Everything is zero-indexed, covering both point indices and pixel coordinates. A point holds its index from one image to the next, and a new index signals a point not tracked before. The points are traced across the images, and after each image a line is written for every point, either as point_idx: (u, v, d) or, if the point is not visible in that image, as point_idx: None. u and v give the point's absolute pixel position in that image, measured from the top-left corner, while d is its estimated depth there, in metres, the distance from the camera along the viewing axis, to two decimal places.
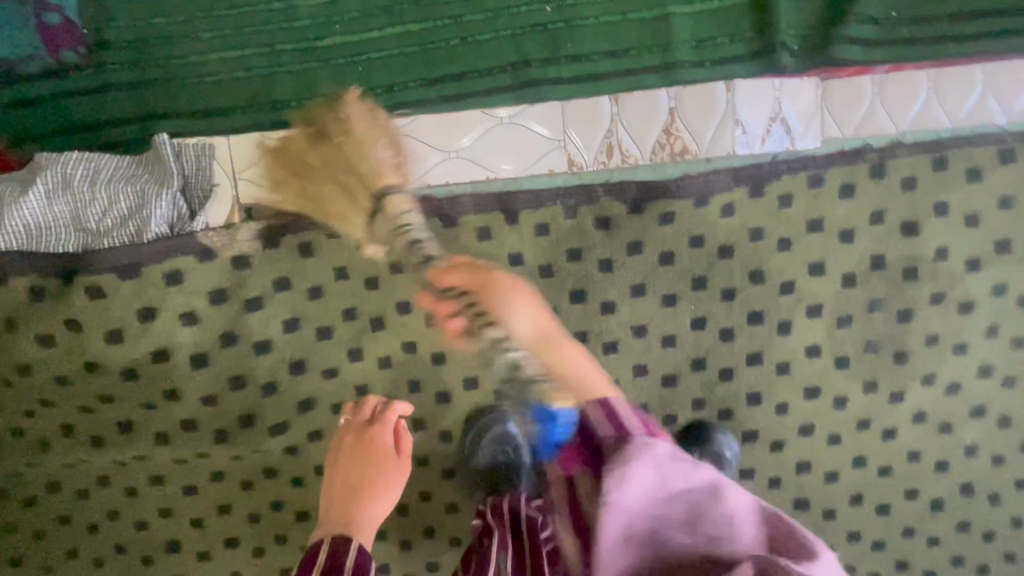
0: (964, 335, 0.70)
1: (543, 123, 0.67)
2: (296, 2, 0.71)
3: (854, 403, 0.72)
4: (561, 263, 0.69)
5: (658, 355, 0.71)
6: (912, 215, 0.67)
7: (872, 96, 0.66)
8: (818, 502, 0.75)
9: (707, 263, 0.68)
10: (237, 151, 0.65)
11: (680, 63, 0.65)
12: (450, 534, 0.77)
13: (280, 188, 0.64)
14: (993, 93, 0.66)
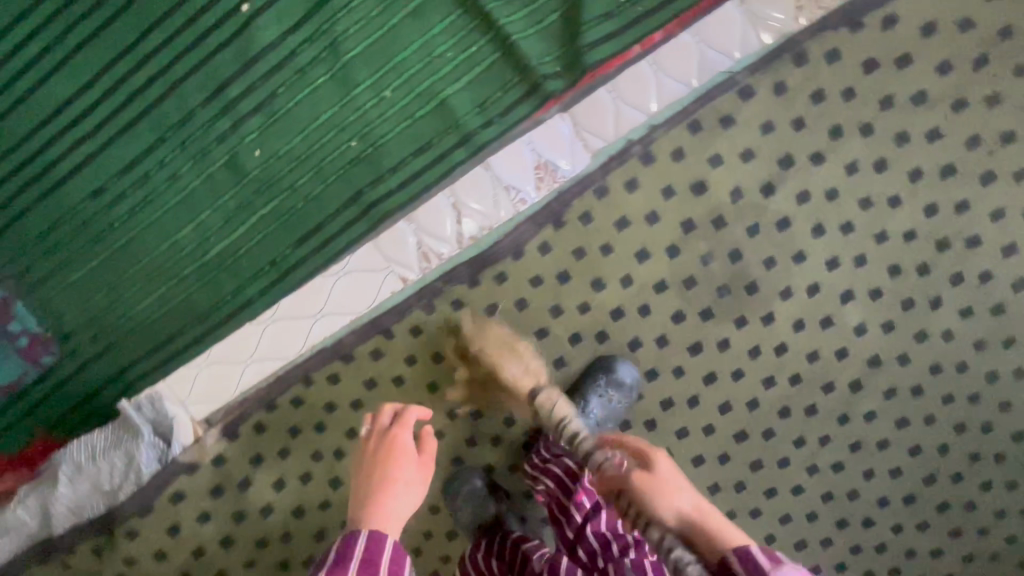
0: (798, 244, 0.77)
1: (369, 258, 0.83)
2: (177, 236, 0.89)
3: (736, 340, 0.81)
4: (445, 346, 0.84)
5: (557, 376, 0.83)
6: (693, 178, 0.76)
7: (612, 101, 0.76)
8: (755, 429, 0.84)
9: (553, 292, 0.81)
10: (175, 385, 0.83)
11: (474, 131, 0.81)
12: None
13: (219, 395, 0.84)
14: (711, 46, 0.72)
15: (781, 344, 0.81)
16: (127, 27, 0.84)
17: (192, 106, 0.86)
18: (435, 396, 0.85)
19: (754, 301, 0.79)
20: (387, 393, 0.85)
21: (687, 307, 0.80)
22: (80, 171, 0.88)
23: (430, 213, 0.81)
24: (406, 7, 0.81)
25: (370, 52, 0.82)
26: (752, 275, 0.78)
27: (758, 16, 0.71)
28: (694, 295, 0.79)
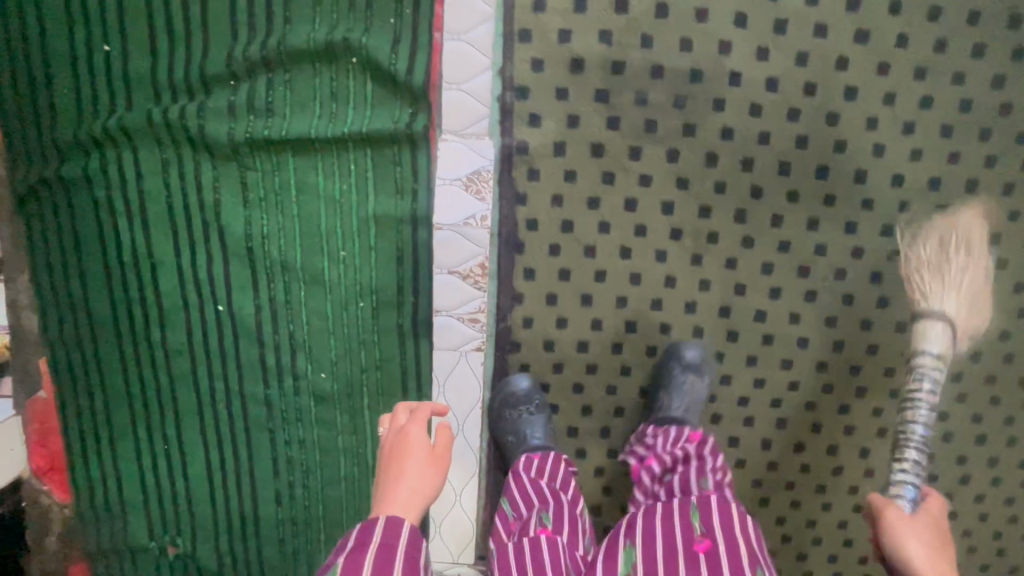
0: (687, 7, 0.73)
1: (446, 366, 0.84)
2: (341, 468, 1.07)
3: (732, 118, 0.77)
4: (554, 357, 0.86)
5: (645, 289, 0.84)
6: (565, 63, 0.75)
7: (459, 89, 0.77)
8: (824, 155, 0.79)
9: (575, 244, 0.81)
10: None
11: (410, 207, 0.78)
12: (763, 466, 0.93)
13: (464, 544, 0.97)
14: None
15: (769, 80, 0.76)
16: (189, 392, 1.05)
17: (264, 390, 1.04)
18: (588, 394, 0.88)
19: (709, 81, 0.75)
20: (558, 428, 0.89)
21: (669, 143, 0.78)
22: (258, 494, 1.08)
23: (443, 295, 0.82)
24: (294, 195, 0.96)
25: (308, 243, 0.98)
26: (686, 67, 0.75)
27: None
28: (664, 130, 0.77)
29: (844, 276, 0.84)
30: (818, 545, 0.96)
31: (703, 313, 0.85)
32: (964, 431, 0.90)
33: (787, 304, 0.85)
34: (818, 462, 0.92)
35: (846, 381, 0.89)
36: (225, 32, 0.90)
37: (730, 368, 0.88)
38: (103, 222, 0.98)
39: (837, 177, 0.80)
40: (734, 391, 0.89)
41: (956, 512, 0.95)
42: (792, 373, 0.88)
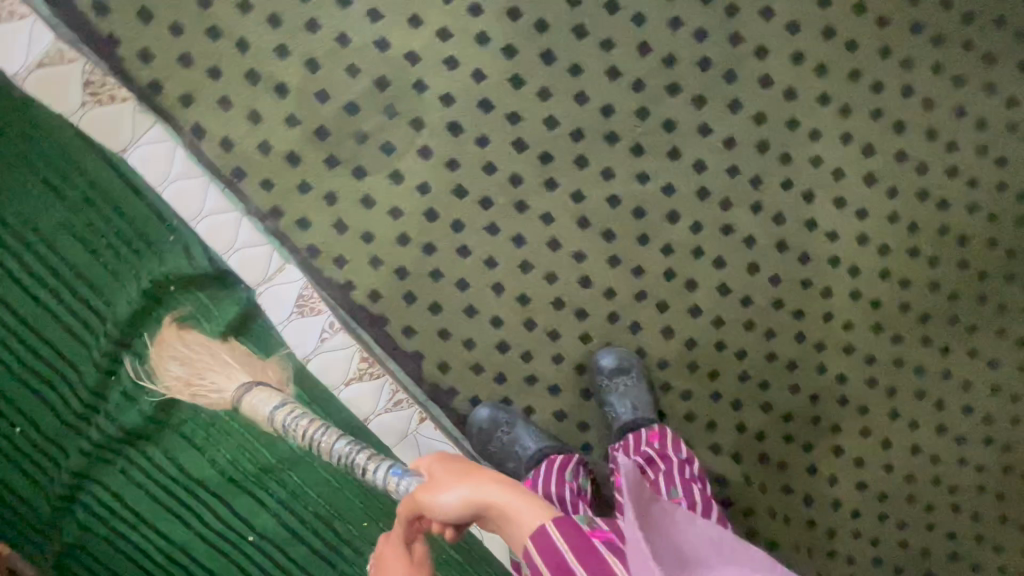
0: (326, 46, 0.75)
1: (411, 453, 0.85)
2: None
3: (438, 86, 0.77)
4: (490, 374, 0.86)
5: (506, 263, 0.83)
6: (283, 165, 0.77)
7: (235, 247, 0.81)
8: (535, 45, 0.77)
9: (420, 281, 0.82)
10: None
11: (290, 360, 0.81)
12: (738, 307, 0.88)
13: None
14: (169, 162, 0.78)
15: (438, 33, 0.76)
16: None
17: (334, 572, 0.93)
18: (543, 377, 0.87)
19: (393, 78, 0.77)
20: (546, 422, 0.88)
21: (414, 147, 0.79)
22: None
23: (359, 404, 0.83)
24: (222, 414, 0.85)
25: None
26: (370, 84, 0.76)
27: (135, 122, 0.76)
28: (399, 142, 0.78)
29: (648, 112, 0.80)
30: (848, 326, 0.90)
31: (567, 240, 0.83)
32: (874, 134, 0.84)
33: (626, 172, 0.82)
34: (779, 265, 0.87)
35: (735, 185, 0.83)
36: (15, 291, 0.78)
37: (633, 259, 0.85)
38: (79, 554, 0.87)
39: (562, 49, 0.78)
40: (655, 273, 0.85)
41: (941, 200, 0.87)
42: (685, 217, 0.84)
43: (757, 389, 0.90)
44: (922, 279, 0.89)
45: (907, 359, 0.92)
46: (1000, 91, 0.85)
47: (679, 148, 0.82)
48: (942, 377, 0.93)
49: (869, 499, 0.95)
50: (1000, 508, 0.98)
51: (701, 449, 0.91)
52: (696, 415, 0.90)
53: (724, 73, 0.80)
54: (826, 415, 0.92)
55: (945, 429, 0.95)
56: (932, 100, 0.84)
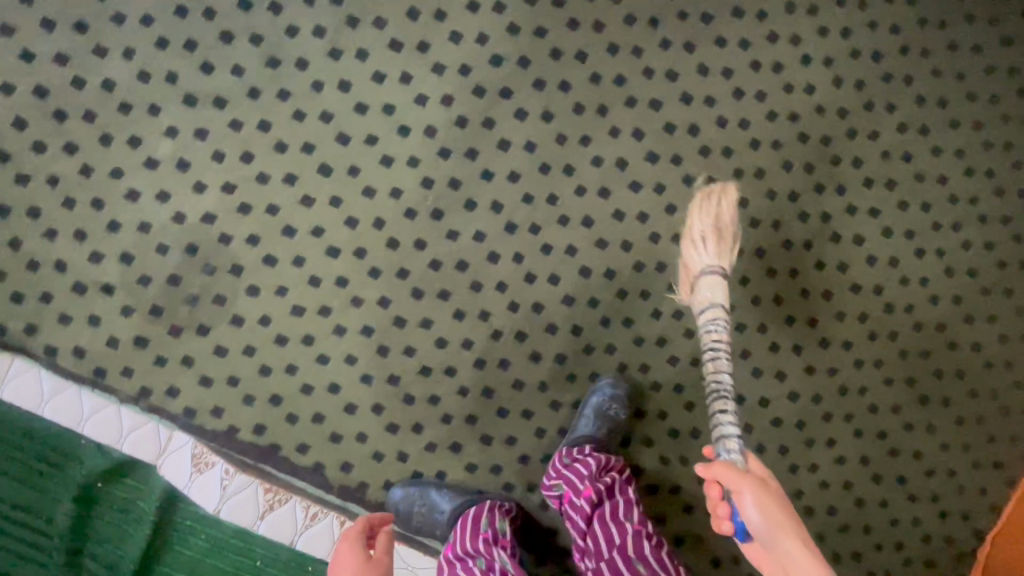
0: (132, 239, 0.84)
1: None
2: None
3: (241, 233, 0.85)
4: (390, 457, 0.91)
5: (365, 355, 0.89)
6: (135, 350, 0.85)
7: (121, 435, 0.87)
8: (310, 165, 0.86)
9: (294, 402, 0.88)
10: None
11: (206, 514, 0.88)
12: (587, 310, 0.93)
13: None
14: (38, 385, 0.85)
15: (223, 190, 0.84)
16: None
17: None
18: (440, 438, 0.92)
19: (200, 242, 0.85)
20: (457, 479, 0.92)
21: (242, 290, 0.86)
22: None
23: (280, 530, 0.89)
24: None
25: None
26: (183, 255, 0.85)
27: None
28: (227, 291, 0.86)
29: (431, 180, 0.88)
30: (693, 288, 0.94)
31: (410, 314, 0.90)
32: (639, 118, 0.90)
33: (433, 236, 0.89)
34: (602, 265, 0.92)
35: (536, 210, 0.90)
36: None
37: (475, 307, 0.91)
38: None
39: (333, 159, 0.86)
40: (500, 311, 0.92)
41: (728, 147, 0.92)
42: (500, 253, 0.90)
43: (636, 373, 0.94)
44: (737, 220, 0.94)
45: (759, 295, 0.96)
46: (730, 35, 0.91)
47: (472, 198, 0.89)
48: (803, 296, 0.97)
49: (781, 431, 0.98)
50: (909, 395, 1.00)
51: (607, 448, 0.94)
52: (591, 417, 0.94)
53: (482, 121, 0.88)
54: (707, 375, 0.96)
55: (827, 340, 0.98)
56: (679, 68, 0.90)
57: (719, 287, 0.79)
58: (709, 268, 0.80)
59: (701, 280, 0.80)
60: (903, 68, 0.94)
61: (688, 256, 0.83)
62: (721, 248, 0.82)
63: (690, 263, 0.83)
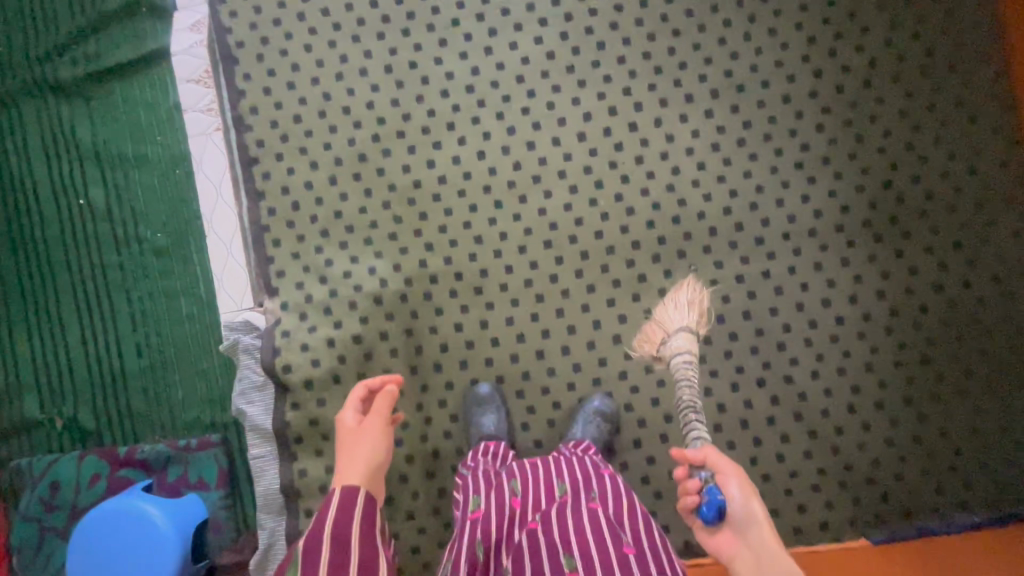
0: (268, 1, 1.16)
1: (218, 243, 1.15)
2: None
3: (279, 74, 1.15)
4: (347, 207, 1.14)
5: (316, 180, 1.15)
6: (228, 85, 1.16)
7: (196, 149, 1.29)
8: (352, 34, 1.15)
9: (307, 158, 1.15)
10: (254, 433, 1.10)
11: None
12: (571, 153, 1.12)
13: (346, 313, 1.10)
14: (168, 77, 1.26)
15: (306, 32, 1.16)
16: (159, 311, 1.31)
17: (189, 309, 1.30)
18: (394, 201, 1.14)
19: (234, 79, 1.16)
20: (374, 239, 1.13)
21: (315, 72, 1.15)
22: (196, 406, 1.30)
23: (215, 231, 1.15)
24: None
25: None
26: (232, 75, 1.15)
27: None
28: (244, 109, 1.15)
29: (382, 117, 1.14)
30: (634, 151, 1.11)
31: (343, 177, 1.14)
32: (657, 28, 1.13)
33: (444, 36, 1.15)
34: (560, 96, 1.13)
35: (472, 139, 1.13)
36: (54, 103, 1.34)
37: (481, 132, 1.13)
38: (34, 218, 1.33)
39: (345, 56, 1.15)
40: (495, 137, 1.13)
41: (730, 69, 1.11)
42: (494, 76, 1.14)
43: (546, 228, 1.12)
44: (680, 118, 1.11)
45: (683, 193, 1.10)
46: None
47: (436, 101, 1.14)
48: (731, 199, 1.10)
49: (643, 316, 1.11)
50: (781, 310, 1.08)
51: (476, 281, 1.12)
52: (497, 223, 1.12)
53: (500, 14, 1.15)
54: (596, 289, 1.11)
55: (712, 255, 1.09)
56: (713, 1, 1.12)
57: (688, 341, 0.98)
58: (682, 329, 0.99)
59: (675, 335, 0.99)
60: (890, 61, 1.09)
61: (664, 318, 1.02)
62: (687, 308, 1.02)
63: (666, 322, 1.02)
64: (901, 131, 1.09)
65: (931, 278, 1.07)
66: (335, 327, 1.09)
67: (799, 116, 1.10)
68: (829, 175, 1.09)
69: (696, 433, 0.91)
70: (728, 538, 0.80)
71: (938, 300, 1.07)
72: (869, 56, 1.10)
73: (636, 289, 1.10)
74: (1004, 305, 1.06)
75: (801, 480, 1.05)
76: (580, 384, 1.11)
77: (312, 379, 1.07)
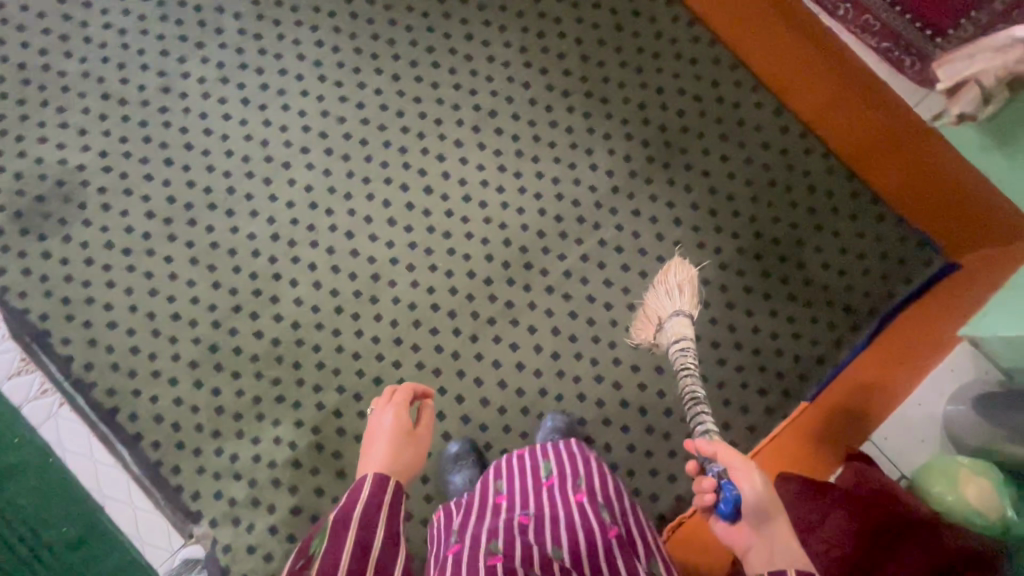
0: (54, 266, 1.18)
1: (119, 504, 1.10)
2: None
3: (99, 322, 1.16)
4: (225, 398, 1.14)
5: (183, 392, 1.14)
6: (54, 359, 1.15)
7: None
8: (147, 250, 1.18)
9: (164, 378, 1.15)
10: None
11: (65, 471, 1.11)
12: (392, 240, 1.20)
13: (272, 493, 1.08)
14: None
15: (104, 273, 1.18)
16: None
17: None
18: (264, 367, 1.16)
19: (58, 350, 1.15)
20: (265, 410, 1.14)
21: (132, 301, 1.17)
22: None
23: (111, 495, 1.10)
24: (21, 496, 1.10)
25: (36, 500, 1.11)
26: (54, 347, 1.15)
27: None
28: (82, 370, 1.14)
29: (213, 304, 1.17)
30: (441, 209, 1.20)
31: (206, 375, 1.15)
32: (400, 103, 1.23)
33: (229, 207, 1.20)
34: (355, 200, 1.21)
35: (303, 277, 1.19)
36: None
37: (306, 266, 1.19)
38: None
39: (151, 272, 1.18)
40: (321, 264, 1.19)
41: (477, 103, 1.23)
42: (289, 215, 1.20)
43: (408, 311, 1.18)
44: (461, 162, 1.22)
45: (498, 218, 1.20)
46: (458, 42, 1.25)
47: (253, 263, 1.19)
48: (538, 201, 1.21)
49: (529, 334, 1.18)
50: (630, 263, 1.20)
51: (375, 391, 1.15)
52: (364, 331, 1.17)
53: (266, 163, 1.21)
54: (478, 336, 1.18)
55: (552, 252, 1.20)
56: (431, 58, 1.24)
57: (686, 326, 1.02)
58: (677, 315, 1.02)
59: (670, 321, 1.03)
60: (590, 31, 1.25)
61: (658, 305, 1.07)
62: (683, 295, 1.04)
63: (661, 310, 1.05)
64: (630, 77, 1.24)
65: (722, 171, 1.22)
66: (270, 511, 1.07)
67: (550, 108, 1.23)
68: (600, 140, 1.23)
69: (700, 422, 0.92)
70: (748, 534, 0.72)
71: (737, 184, 1.22)
72: (573, 36, 1.25)
73: (510, 316, 1.18)
74: (787, 160, 1.21)
75: (729, 386, 1.14)
76: (514, 422, 1.16)
77: (274, 572, 1.05)
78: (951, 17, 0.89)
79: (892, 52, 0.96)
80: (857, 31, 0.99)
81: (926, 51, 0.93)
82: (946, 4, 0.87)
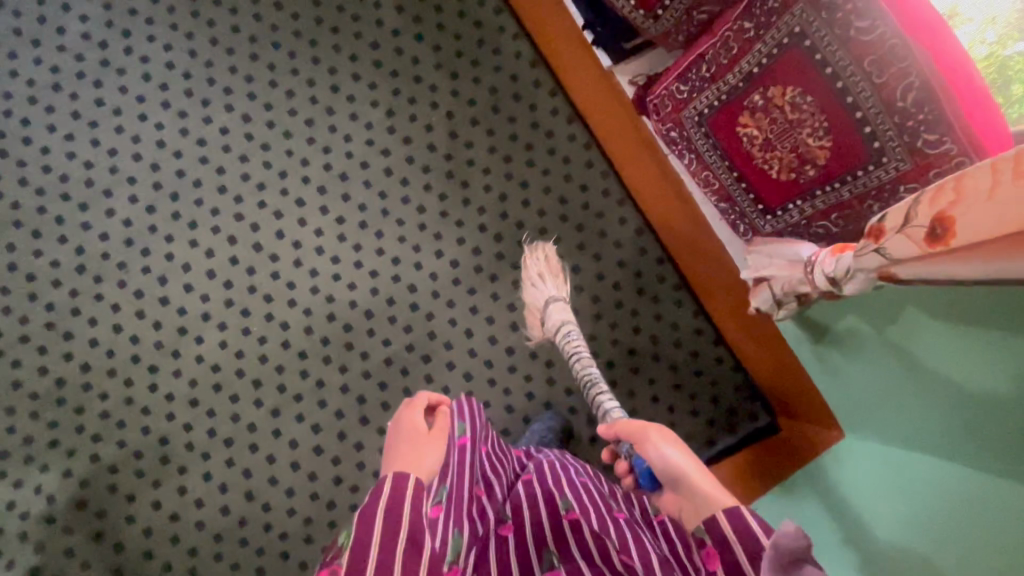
0: None
1: None
2: None
3: None
4: None
5: None
6: None
7: None
8: None
9: None
10: None
11: None
12: (205, 294, 1.12)
13: (23, 545, 1.03)
14: None
15: None
16: None
17: None
18: (43, 408, 1.08)
19: None
20: (35, 454, 1.06)
21: None
22: None
23: None
24: None
25: None
26: None
27: None
28: None
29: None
30: (267, 269, 1.14)
31: None
32: (247, 147, 1.15)
33: (35, 227, 1.10)
34: (176, 244, 1.13)
35: (104, 316, 1.10)
36: None
37: (109, 305, 1.11)
38: None
39: None
40: (125, 306, 1.11)
41: (328, 163, 1.16)
42: (101, 248, 1.11)
43: (210, 373, 1.11)
44: (299, 223, 1.14)
45: (327, 290, 1.14)
46: (321, 93, 1.17)
47: (51, 292, 1.10)
48: (373, 279, 1.15)
49: (336, 417, 1.13)
50: (457, 361, 1.15)
51: (158, 451, 1.09)
52: (159, 386, 1.10)
53: (85, 186, 1.12)
54: (281, 411, 1.12)
55: (378, 335, 1.14)
56: (289, 105, 1.16)
57: (565, 309, 1.05)
58: (553, 301, 1.06)
59: (549, 308, 1.05)
60: (464, 108, 1.17)
61: (534, 298, 1.09)
62: (556, 280, 1.08)
63: (538, 302, 1.08)
64: (497, 165, 1.17)
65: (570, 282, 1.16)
66: (16, 564, 1.02)
67: (406, 182, 1.16)
68: (452, 227, 1.17)
69: (604, 405, 0.96)
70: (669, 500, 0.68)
71: (584, 297, 1.15)
72: (445, 109, 1.17)
73: (319, 396, 1.12)
74: (639, 282, 1.16)
75: None
76: (301, 506, 1.10)
77: None
78: (781, 198, 0.82)
79: (729, 214, 0.91)
80: (702, 188, 0.93)
81: (756, 224, 0.88)
82: (775, 185, 0.81)
